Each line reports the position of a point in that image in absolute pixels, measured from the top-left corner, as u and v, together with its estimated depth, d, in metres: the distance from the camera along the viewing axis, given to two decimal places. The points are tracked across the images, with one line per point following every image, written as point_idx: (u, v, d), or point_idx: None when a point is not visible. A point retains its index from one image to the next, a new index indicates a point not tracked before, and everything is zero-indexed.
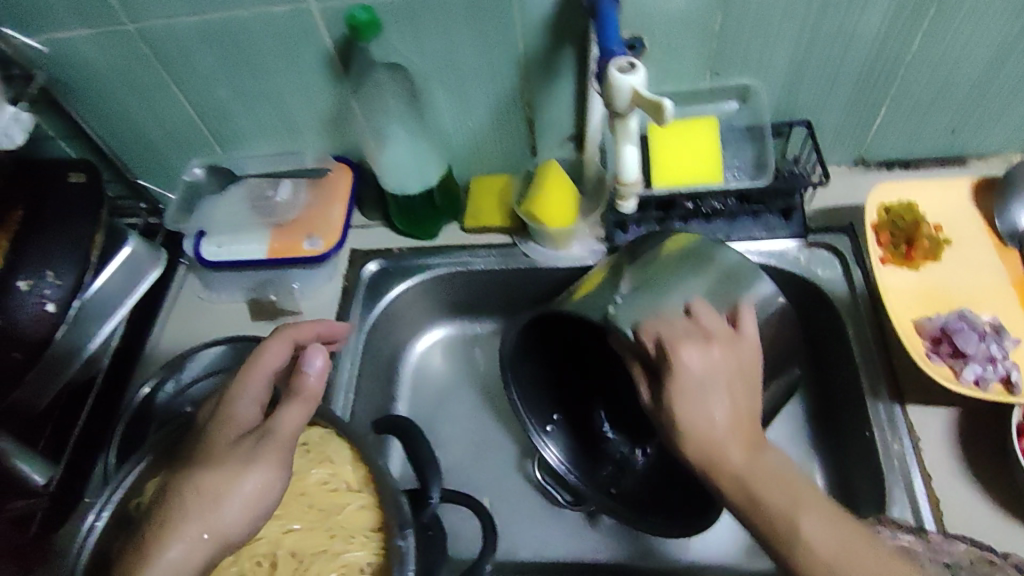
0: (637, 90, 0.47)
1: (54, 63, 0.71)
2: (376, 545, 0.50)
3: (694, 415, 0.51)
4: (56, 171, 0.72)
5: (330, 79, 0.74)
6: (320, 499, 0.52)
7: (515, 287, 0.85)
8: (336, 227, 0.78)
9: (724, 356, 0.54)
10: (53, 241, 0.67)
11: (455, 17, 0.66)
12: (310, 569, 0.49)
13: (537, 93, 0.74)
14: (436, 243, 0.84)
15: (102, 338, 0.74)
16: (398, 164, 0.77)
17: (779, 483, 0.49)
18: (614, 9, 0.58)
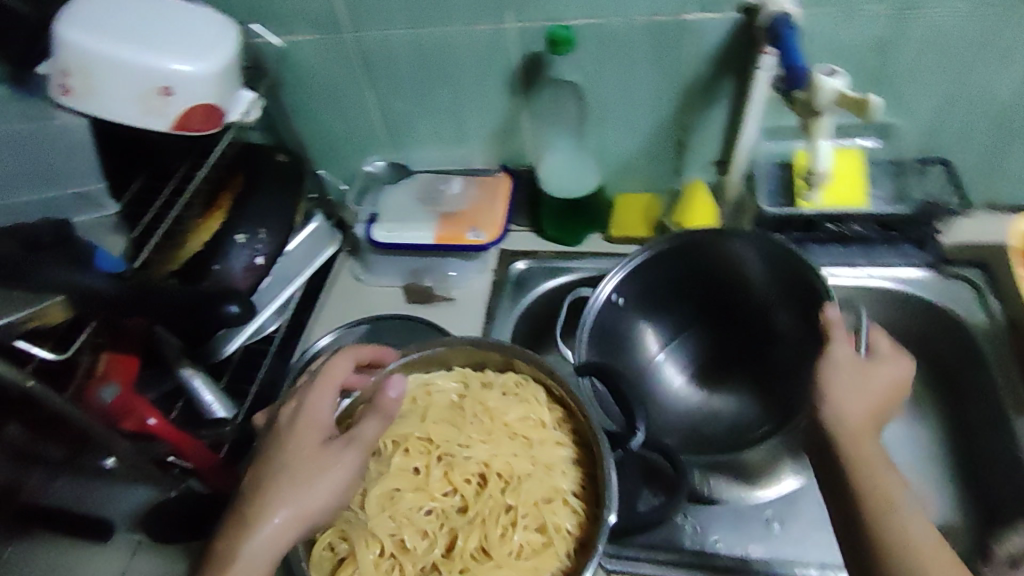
0: (838, 89, 0.64)
1: (275, 61, 0.82)
2: (575, 476, 0.57)
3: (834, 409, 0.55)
4: (264, 151, 0.81)
5: (509, 93, 0.82)
6: (522, 431, 0.59)
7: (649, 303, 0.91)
8: (496, 221, 0.85)
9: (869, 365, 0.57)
10: (264, 206, 0.76)
11: (636, 44, 0.75)
12: (519, 488, 0.56)
13: (693, 118, 0.82)
14: (579, 250, 0.90)
15: (282, 300, 0.84)
16: (560, 172, 0.86)
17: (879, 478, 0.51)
18: (795, 35, 0.65)
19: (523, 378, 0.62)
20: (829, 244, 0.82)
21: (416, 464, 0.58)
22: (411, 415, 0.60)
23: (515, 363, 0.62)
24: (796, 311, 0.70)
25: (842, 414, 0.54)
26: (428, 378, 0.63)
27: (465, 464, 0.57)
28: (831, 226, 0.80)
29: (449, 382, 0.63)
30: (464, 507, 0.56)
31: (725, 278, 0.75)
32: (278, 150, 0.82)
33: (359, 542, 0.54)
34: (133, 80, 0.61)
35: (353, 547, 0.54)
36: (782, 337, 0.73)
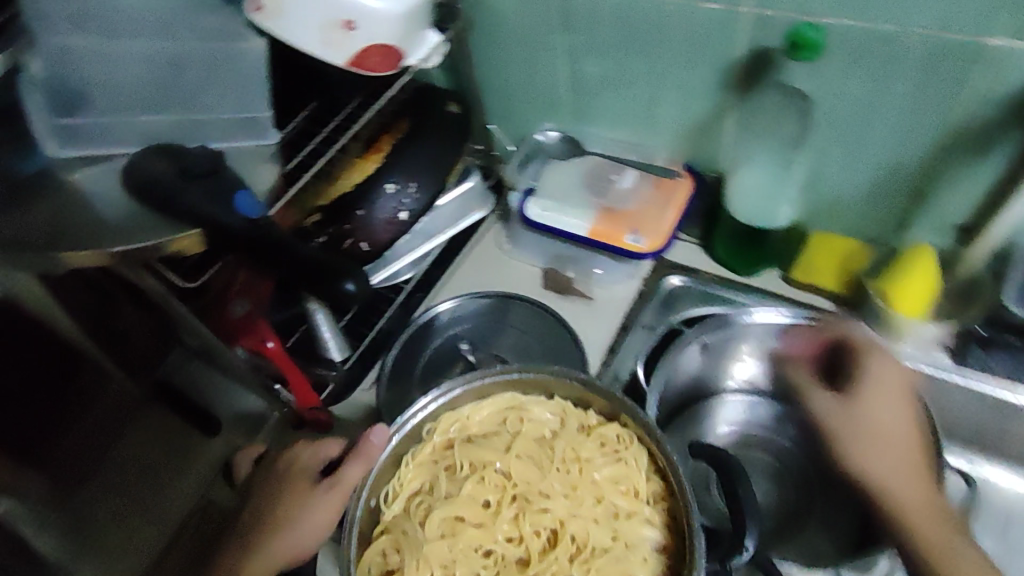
0: None
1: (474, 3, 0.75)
2: (656, 564, 0.52)
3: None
4: (437, 98, 0.76)
5: (722, 88, 0.69)
6: (610, 497, 0.55)
7: None
8: (662, 232, 0.74)
9: None
10: (425, 159, 0.71)
11: (907, 64, 0.59)
12: (591, 560, 0.52)
13: (950, 168, 0.64)
14: (748, 282, 0.78)
15: (418, 254, 0.81)
16: (753, 197, 0.72)
17: None
18: None
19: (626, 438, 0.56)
20: None
21: (489, 498, 0.56)
22: (498, 438, 0.58)
23: (624, 419, 0.56)
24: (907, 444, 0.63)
25: None
26: (524, 402, 0.59)
27: (539, 515, 0.55)
28: None
29: (546, 413, 0.59)
30: (525, 560, 0.53)
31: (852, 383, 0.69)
32: (452, 100, 0.77)
33: (412, 562, 0.52)
34: (321, 6, 0.61)
35: (404, 567, 0.52)
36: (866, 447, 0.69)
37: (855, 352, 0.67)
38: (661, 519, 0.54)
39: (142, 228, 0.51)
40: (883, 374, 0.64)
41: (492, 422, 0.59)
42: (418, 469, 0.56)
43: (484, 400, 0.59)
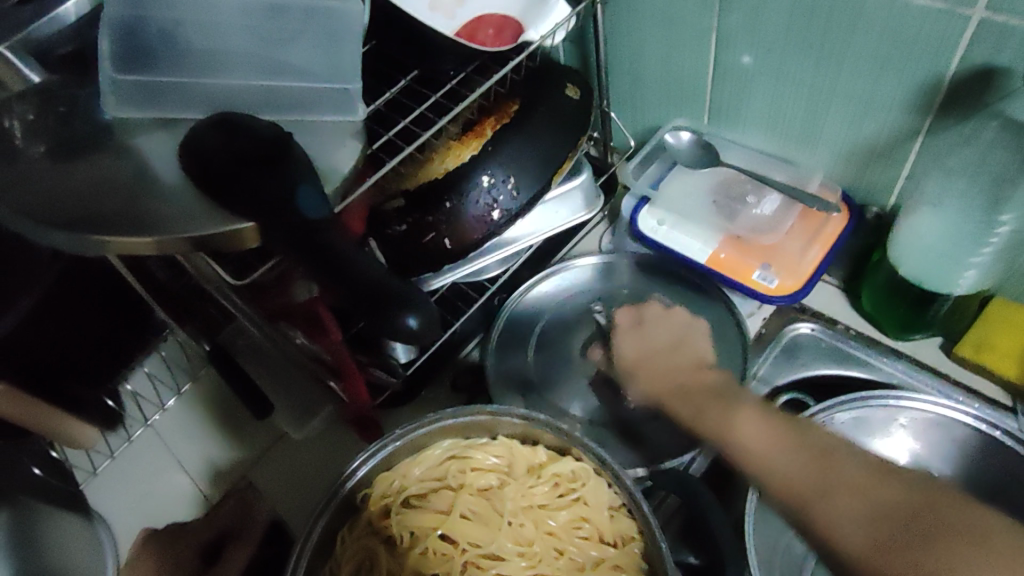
0: None
1: None
2: None
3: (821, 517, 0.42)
4: (556, 77, 0.65)
5: (915, 106, 0.54)
6: (573, 546, 0.50)
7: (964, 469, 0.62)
8: (799, 272, 0.62)
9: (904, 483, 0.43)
10: (530, 149, 0.61)
11: None
12: None
13: None
14: (897, 346, 0.64)
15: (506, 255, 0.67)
16: (928, 256, 0.56)
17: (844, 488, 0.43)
18: None
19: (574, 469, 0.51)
20: None
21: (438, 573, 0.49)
22: (440, 496, 0.52)
23: (575, 452, 0.51)
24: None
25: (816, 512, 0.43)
26: (467, 445, 0.52)
27: None
28: None
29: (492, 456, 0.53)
30: None
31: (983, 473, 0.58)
32: (573, 81, 0.65)
33: None
34: None
35: None
36: None
37: (1009, 467, 0.57)
38: (632, 567, 0.48)
39: (191, 214, 0.43)
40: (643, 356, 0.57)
41: (432, 477, 0.52)
42: (356, 544, 0.49)
43: (420, 454, 0.52)
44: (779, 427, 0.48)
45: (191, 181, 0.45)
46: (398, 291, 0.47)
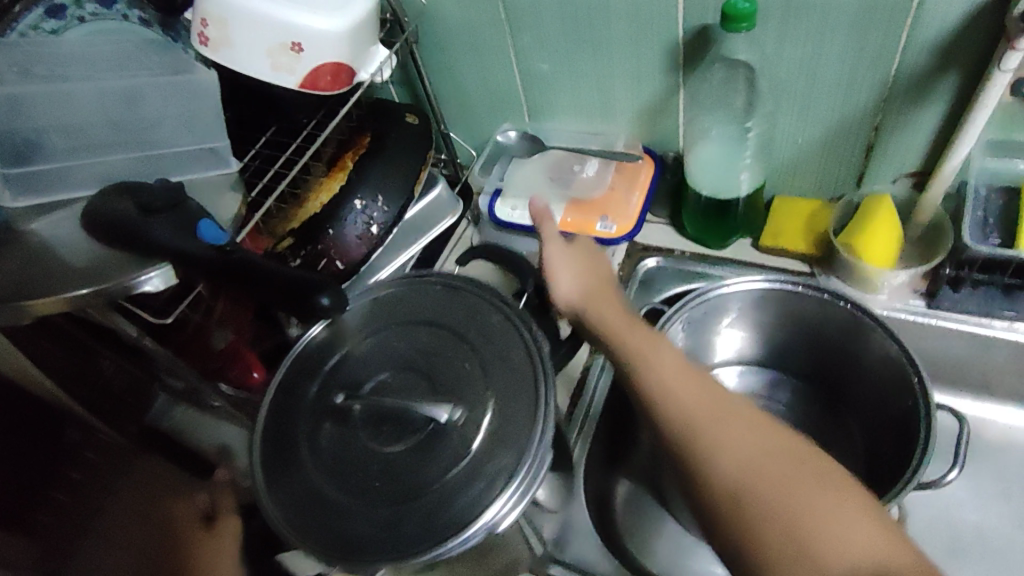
0: None
1: (417, 16, 0.76)
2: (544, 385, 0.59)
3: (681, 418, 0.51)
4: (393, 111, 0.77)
5: (668, 67, 0.71)
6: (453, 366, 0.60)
7: (801, 335, 0.73)
8: (631, 215, 0.77)
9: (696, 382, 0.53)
10: (388, 167, 0.72)
11: (839, 24, 0.61)
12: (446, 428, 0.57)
13: (894, 116, 0.67)
14: (722, 254, 0.79)
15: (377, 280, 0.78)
16: (713, 172, 0.73)
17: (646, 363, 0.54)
18: None
19: (495, 325, 0.59)
20: None
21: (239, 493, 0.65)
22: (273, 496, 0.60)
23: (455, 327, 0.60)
24: (844, 335, 0.69)
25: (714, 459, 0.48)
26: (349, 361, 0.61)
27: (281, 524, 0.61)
28: None
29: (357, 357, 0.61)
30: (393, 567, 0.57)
31: (804, 320, 0.71)
32: (409, 110, 0.78)
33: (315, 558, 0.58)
34: (267, 32, 0.63)
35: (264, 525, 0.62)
36: (868, 382, 0.69)
37: (814, 309, 0.70)
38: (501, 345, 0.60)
39: (120, 261, 0.53)
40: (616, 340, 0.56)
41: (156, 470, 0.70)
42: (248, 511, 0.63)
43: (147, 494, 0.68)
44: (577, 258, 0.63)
45: (106, 246, 0.55)
46: (314, 279, 0.55)
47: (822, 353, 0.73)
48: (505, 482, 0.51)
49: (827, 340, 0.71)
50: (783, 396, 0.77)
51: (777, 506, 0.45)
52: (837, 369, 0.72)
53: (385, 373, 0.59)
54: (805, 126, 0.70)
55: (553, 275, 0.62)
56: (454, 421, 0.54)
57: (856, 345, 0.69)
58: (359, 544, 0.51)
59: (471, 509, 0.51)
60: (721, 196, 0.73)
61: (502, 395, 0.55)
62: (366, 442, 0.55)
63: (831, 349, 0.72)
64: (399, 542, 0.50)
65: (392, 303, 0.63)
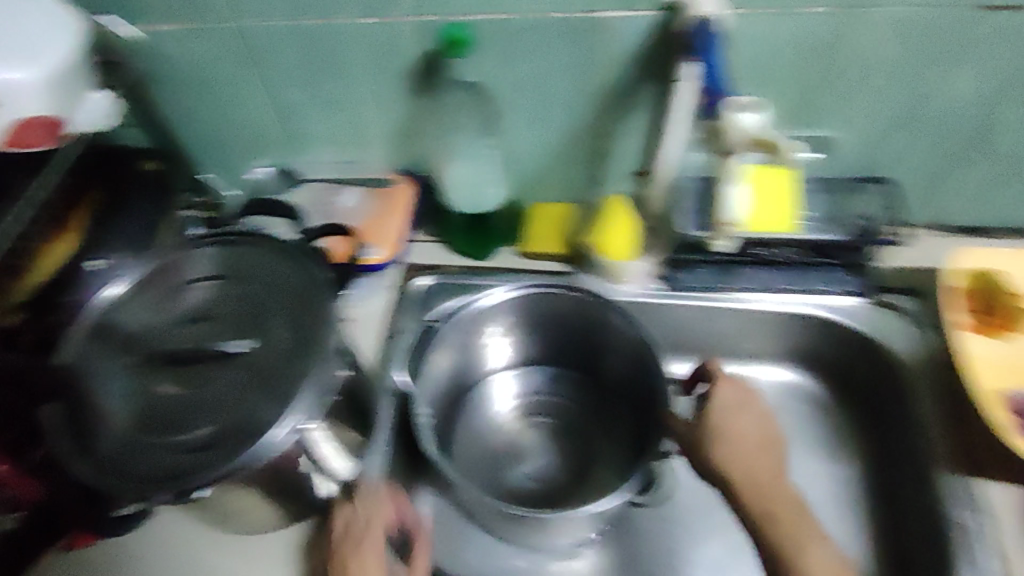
0: (747, 127, 0.64)
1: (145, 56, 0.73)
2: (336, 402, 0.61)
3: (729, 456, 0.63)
4: (129, 157, 0.74)
5: (408, 92, 0.74)
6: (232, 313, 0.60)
7: (557, 328, 0.79)
8: (391, 240, 0.80)
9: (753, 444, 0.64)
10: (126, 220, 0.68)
11: (547, 46, 0.68)
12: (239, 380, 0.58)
13: (613, 124, 0.75)
14: (489, 263, 0.84)
15: None
16: (465, 184, 0.81)
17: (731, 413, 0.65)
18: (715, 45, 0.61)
19: (279, 261, 0.62)
20: (753, 266, 0.76)
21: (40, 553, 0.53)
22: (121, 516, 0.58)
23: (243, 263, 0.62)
24: (590, 323, 0.76)
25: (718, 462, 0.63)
26: (124, 316, 0.59)
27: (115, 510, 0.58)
28: (759, 249, 0.74)
29: (141, 312, 0.59)
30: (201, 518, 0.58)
31: (556, 314, 0.77)
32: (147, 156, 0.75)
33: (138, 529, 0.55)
34: None
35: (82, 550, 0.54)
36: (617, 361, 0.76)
37: (569, 305, 0.75)
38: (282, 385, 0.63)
39: None
40: (729, 414, 0.65)
41: None
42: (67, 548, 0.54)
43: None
44: (740, 406, 0.66)
45: None
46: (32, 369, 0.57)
47: (576, 342, 0.79)
48: (285, 410, 0.52)
49: (578, 329, 0.77)
50: (549, 386, 0.82)
51: (767, 503, 0.61)
52: (588, 354, 0.79)
53: (176, 329, 0.58)
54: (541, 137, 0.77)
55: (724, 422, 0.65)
56: (252, 350, 0.56)
57: (608, 332, 0.75)
58: (175, 469, 0.50)
59: (257, 428, 0.51)
60: (470, 205, 0.82)
61: (290, 318, 0.58)
62: (155, 389, 0.55)
63: (585, 337, 0.78)
64: (220, 456, 0.50)
65: (182, 259, 0.62)
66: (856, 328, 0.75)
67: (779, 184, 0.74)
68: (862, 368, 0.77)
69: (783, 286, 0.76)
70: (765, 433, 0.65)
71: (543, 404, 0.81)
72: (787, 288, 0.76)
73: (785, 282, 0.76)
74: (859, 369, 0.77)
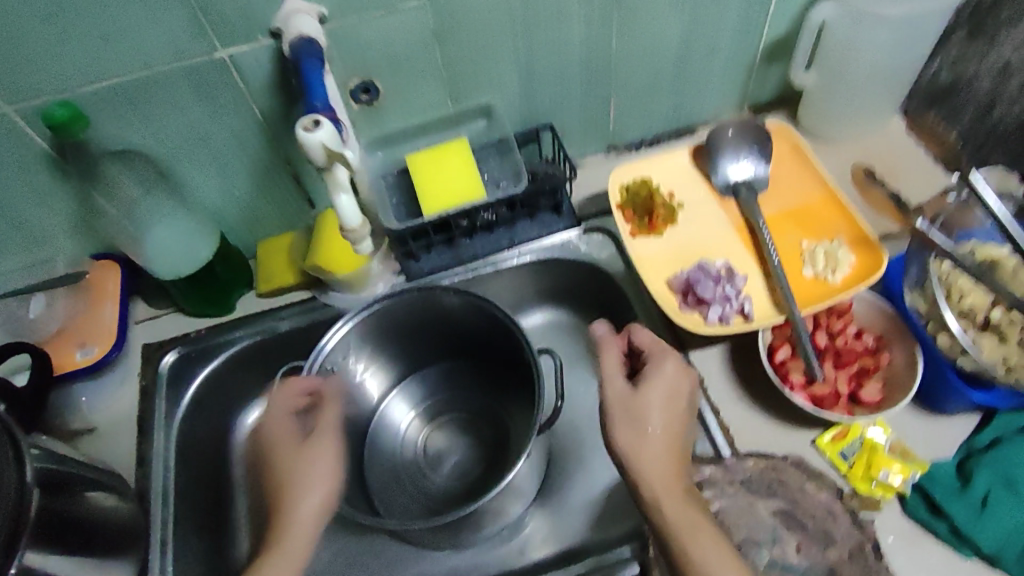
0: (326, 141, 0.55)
1: None
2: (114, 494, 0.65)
3: (629, 440, 0.60)
4: None
5: (59, 180, 0.71)
6: None
7: (413, 336, 0.84)
8: (109, 330, 0.76)
9: (662, 434, 0.60)
10: None
11: (185, 97, 0.68)
12: None
13: (290, 148, 0.77)
14: (235, 316, 0.83)
15: None
16: (172, 249, 0.74)
17: (634, 417, 0.61)
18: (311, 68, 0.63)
19: None
20: (473, 236, 0.82)
21: None
22: None
23: None
24: (435, 323, 0.82)
25: (637, 451, 0.59)
26: None
27: None
28: (466, 221, 0.79)
29: None
30: None
31: (413, 324, 0.82)
32: None
33: None
34: None
35: None
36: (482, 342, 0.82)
37: (397, 309, 0.78)
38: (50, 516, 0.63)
39: None
40: (658, 403, 0.62)
41: None
42: None
43: None
44: (672, 402, 0.62)
45: None
46: None
47: (431, 341, 0.85)
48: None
49: (438, 329, 0.83)
50: (440, 393, 0.88)
51: (686, 512, 0.57)
52: (463, 345, 0.85)
53: None
54: (223, 181, 0.78)
55: (643, 435, 0.60)
56: None
57: (458, 321, 0.81)
58: None
59: None
60: (173, 270, 0.75)
61: None
62: None
63: (449, 332, 0.83)
64: None
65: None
66: (578, 260, 0.82)
67: (456, 158, 0.77)
68: (589, 291, 0.86)
69: (505, 244, 0.82)
70: (682, 441, 0.61)
71: (444, 408, 0.87)
72: (509, 245, 0.82)
73: (505, 240, 0.82)
74: (598, 294, 0.85)
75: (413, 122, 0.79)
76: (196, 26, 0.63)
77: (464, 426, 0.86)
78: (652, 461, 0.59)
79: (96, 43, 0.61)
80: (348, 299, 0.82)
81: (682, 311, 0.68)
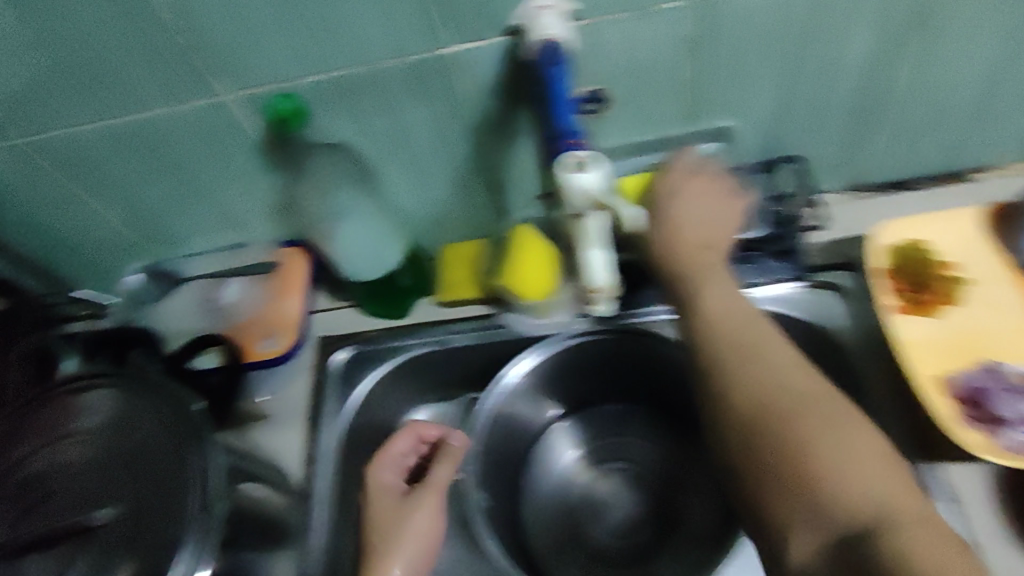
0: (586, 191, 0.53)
1: None
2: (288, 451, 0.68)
3: (747, 380, 0.53)
4: None
5: (266, 166, 0.69)
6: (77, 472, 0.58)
7: (612, 370, 0.78)
8: (292, 323, 0.74)
9: (728, 311, 0.58)
10: None
11: (399, 94, 0.62)
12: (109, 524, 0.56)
13: (495, 156, 0.70)
14: (407, 322, 0.78)
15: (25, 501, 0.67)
16: (362, 250, 0.71)
17: (754, 376, 0.53)
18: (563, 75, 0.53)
19: (106, 393, 0.60)
20: None
21: None
22: None
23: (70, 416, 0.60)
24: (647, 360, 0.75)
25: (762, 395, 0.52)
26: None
27: None
28: None
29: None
30: None
31: (623, 359, 0.76)
32: None
33: None
34: None
35: None
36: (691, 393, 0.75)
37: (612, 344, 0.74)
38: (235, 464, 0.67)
39: None
40: (691, 208, 0.64)
41: None
42: None
43: None
44: (727, 293, 0.60)
45: None
46: None
47: (630, 380, 0.79)
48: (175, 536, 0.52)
49: (645, 369, 0.77)
50: (615, 437, 0.80)
51: (841, 465, 0.46)
52: (665, 392, 0.78)
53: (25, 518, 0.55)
54: (421, 180, 0.73)
55: (764, 380, 0.52)
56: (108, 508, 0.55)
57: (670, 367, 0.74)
58: None
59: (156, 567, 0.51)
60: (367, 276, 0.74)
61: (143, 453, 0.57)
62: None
63: (655, 375, 0.77)
64: None
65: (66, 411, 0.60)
66: (806, 320, 0.70)
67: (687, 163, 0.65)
68: (805, 356, 0.72)
69: None
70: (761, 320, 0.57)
71: (617, 457, 0.79)
72: None
73: None
74: (820, 362, 0.71)
75: (636, 138, 0.69)
76: (423, 21, 0.56)
77: (634, 481, 0.78)
78: (772, 397, 0.51)
79: (320, 35, 0.56)
80: (527, 323, 0.75)
81: (962, 424, 0.54)
